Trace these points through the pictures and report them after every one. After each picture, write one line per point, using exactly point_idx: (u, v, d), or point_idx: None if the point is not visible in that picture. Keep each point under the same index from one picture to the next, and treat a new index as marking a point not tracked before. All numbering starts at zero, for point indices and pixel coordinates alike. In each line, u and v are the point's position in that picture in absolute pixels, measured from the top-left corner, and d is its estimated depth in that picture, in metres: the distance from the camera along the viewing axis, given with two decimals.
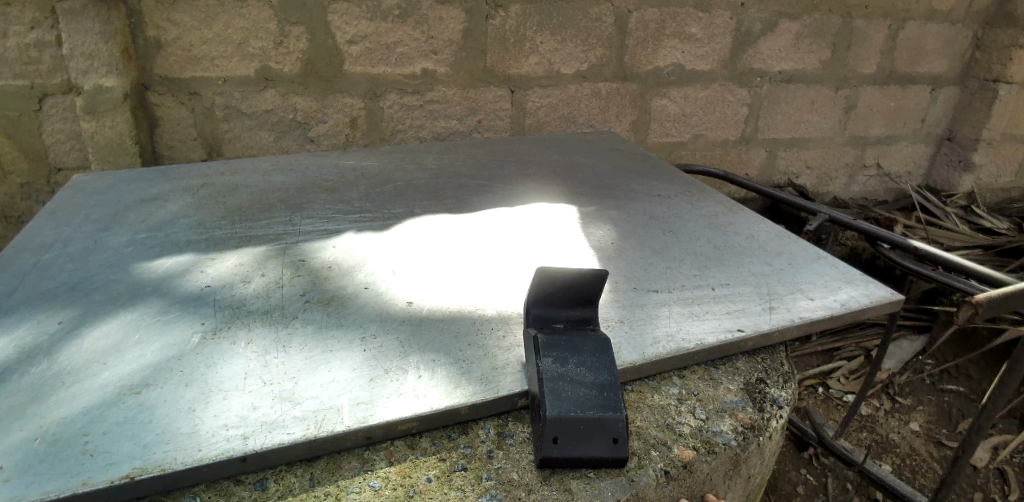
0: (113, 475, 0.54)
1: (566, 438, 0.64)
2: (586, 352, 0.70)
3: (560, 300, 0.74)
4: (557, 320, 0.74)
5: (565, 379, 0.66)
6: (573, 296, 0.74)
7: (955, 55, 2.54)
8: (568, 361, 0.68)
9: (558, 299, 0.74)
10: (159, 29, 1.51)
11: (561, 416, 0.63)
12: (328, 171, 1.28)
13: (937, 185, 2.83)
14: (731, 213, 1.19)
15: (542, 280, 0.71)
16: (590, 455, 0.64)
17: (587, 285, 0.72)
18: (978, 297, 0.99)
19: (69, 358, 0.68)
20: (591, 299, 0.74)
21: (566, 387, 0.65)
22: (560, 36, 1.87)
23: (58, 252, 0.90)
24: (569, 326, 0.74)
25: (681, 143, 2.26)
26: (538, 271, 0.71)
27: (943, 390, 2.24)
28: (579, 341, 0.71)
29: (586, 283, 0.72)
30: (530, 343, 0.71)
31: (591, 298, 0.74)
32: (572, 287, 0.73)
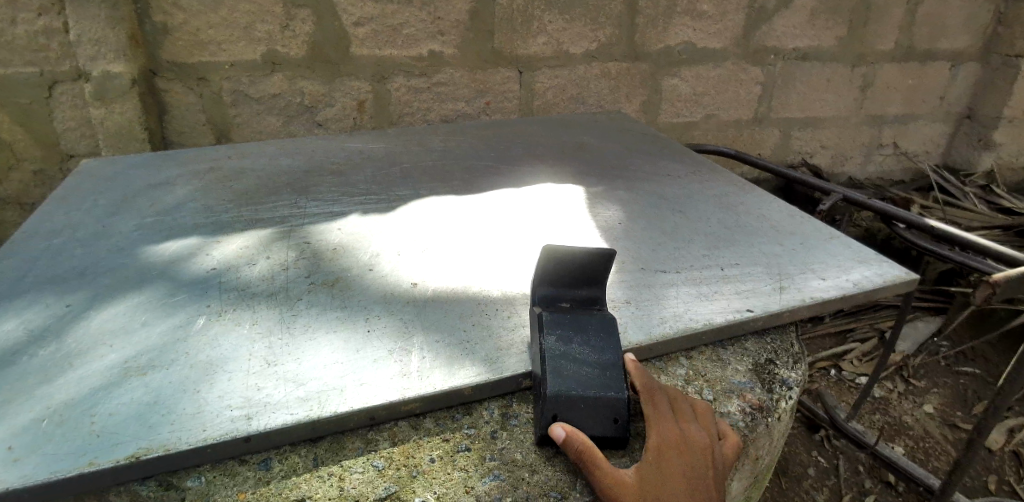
0: (120, 455, 0.55)
1: (566, 416, 0.63)
2: (592, 331, 0.69)
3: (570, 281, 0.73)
4: (563, 299, 0.74)
5: (569, 358, 0.66)
6: (581, 275, 0.73)
7: (977, 30, 2.46)
8: (572, 340, 0.68)
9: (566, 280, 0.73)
10: (166, 14, 1.51)
11: (563, 393, 0.63)
12: (334, 154, 1.27)
13: (956, 165, 2.76)
14: (742, 194, 1.17)
15: (549, 257, 0.70)
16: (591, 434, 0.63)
17: (595, 264, 0.71)
18: (996, 276, 0.97)
19: (77, 339, 0.68)
20: (599, 279, 0.73)
21: (569, 365, 0.65)
22: (568, 15, 1.84)
23: (67, 237, 0.91)
24: (576, 305, 0.73)
25: (693, 123, 2.22)
26: (544, 248, 0.69)
27: (958, 373, 2.21)
28: (585, 320, 0.70)
29: (595, 261, 0.71)
30: (536, 320, 0.70)
31: (600, 278, 0.73)
32: (581, 266, 0.71)
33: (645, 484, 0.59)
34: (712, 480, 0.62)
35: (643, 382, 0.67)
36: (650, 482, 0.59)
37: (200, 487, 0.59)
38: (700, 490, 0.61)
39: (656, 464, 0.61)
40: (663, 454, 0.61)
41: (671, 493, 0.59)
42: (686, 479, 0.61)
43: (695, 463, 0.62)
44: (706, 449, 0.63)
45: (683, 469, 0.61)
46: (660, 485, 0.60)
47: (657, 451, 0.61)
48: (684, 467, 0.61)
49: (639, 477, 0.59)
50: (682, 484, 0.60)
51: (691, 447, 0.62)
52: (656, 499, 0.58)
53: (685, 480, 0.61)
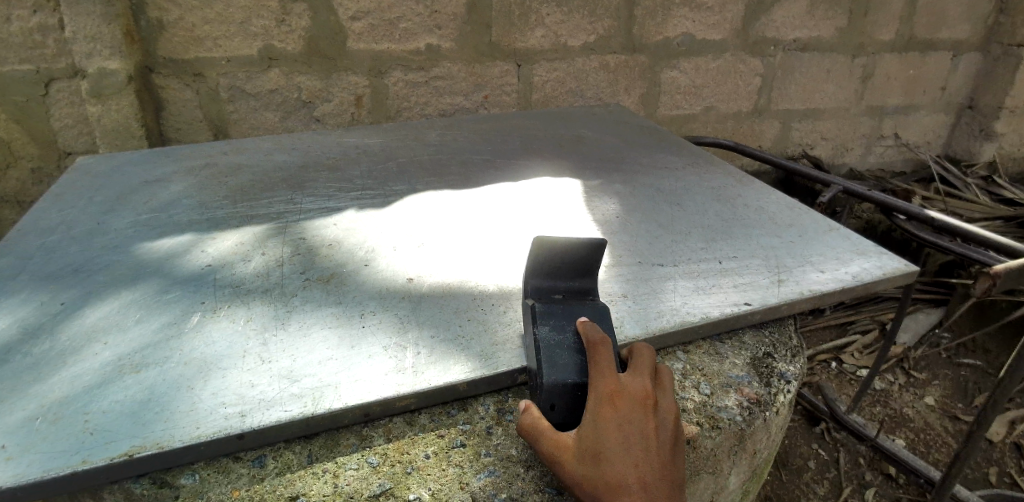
0: (112, 452, 0.55)
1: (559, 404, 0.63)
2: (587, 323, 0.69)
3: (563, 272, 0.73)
4: (556, 291, 0.73)
5: (564, 348, 0.65)
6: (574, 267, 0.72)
7: (979, 19, 2.43)
8: (567, 328, 0.67)
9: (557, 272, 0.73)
10: (161, 9, 1.50)
11: (559, 382, 0.63)
12: (331, 149, 1.26)
13: (957, 155, 2.74)
14: (740, 186, 1.16)
15: (541, 249, 0.70)
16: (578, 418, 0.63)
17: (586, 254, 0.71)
18: (997, 268, 0.97)
19: (70, 337, 0.68)
20: (591, 270, 0.73)
21: (564, 354, 0.65)
22: (566, 7, 1.83)
23: (61, 235, 0.90)
24: (569, 296, 0.73)
25: (693, 115, 2.21)
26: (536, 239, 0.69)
27: (959, 365, 2.21)
28: (578, 309, 0.70)
29: (586, 251, 0.71)
30: (531, 312, 0.70)
31: (592, 268, 0.73)
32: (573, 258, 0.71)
33: (585, 440, 0.58)
34: (657, 431, 0.59)
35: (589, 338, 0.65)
36: (590, 438, 0.58)
37: (194, 485, 0.59)
38: (645, 443, 0.58)
39: (594, 419, 0.59)
40: (599, 407, 0.59)
41: (611, 447, 0.57)
42: (626, 429, 0.58)
43: (637, 415, 0.59)
44: (647, 399, 0.61)
45: (624, 422, 0.59)
46: (597, 440, 0.57)
47: (594, 407, 0.59)
48: (624, 419, 0.59)
49: (579, 435, 0.58)
50: (622, 437, 0.58)
51: (628, 400, 0.60)
52: (599, 456, 0.57)
53: (625, 432, 0.58)
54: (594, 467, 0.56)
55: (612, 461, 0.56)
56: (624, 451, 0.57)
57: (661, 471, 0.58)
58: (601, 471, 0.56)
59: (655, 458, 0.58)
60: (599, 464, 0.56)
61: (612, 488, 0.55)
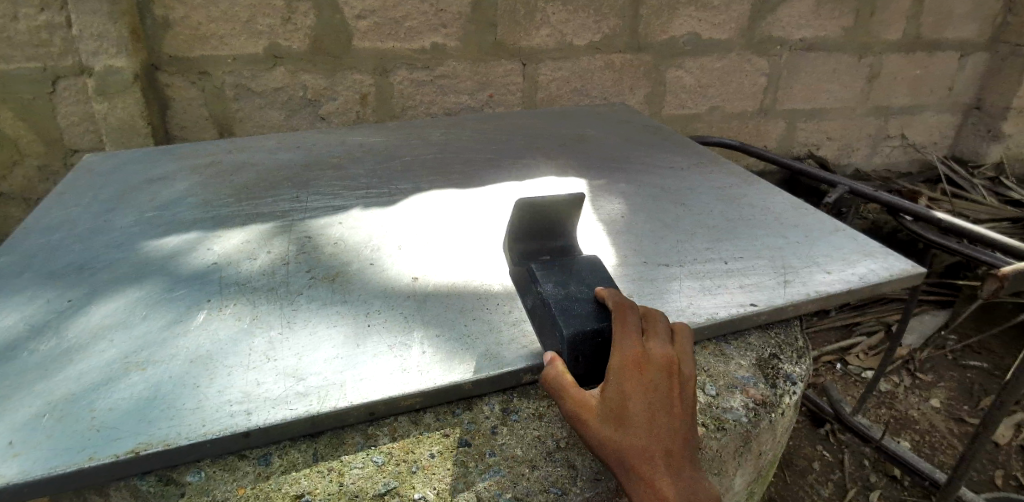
0: (118, 450, 0.55)
1: (580, 354, 0.65)
2: (586, 275, 0.73)
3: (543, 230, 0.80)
4: (541, 253, 0.78)
5: (573, 299, 0.69)
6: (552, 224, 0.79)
7: (986, 19, 2.42)
8: (569, 283, 0.71)
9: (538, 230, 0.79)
10: (166, 7, 1.50)
11: (578, 333, 0.64)
12: (335, 148, 1.26)
13: (964, 156, 2.72)
14: (745, 186, 1.15)
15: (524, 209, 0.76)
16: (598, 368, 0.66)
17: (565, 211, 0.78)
18: (1005, 270, 0.96)
19: (75, 334, 0.68)
20: (567, 226, 0.79)
21: (577, 306, 0.68)
22: (571, 6, 1.82)
23: (66, 232, 0.90)
24: (555, 255, 0.78)
25: (697, 115, 2.20)
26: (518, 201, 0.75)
27: (964, 367, 2.20)
28: (570, 264, 0.75)
29: (559, 209, 0.78)
30: (529, 275, 0.74)
31: (568, 224, 0.79)
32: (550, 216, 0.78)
33: (608, 403, 0.60)
34: (678, 397, 0.62)
35: (613, 303, 0.67)
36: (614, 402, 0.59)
37: (199, 483, 0.59)
38: (667, 408, 0.60)
39: (618, 383, 0.60)
40: (623, 372, 0.61)
41: (634, 412, 0.59)
42: (649, 395, 0.60)
43: (660, 380, 0.61)
44: (670, 365, 0.62)
45: (648, 387, 0.60)
46: (621, 404, 0.59)
47: (618, 371, 0.61)
48: (648, 385, 0.60)
49: (603, 398, 0.60)
50: (646, 401, 0.60)
51: (652, 365, 0.62)
52: (622, 419, 0.59)
53: (648, 399, 0.60)
54: (617, 431, 0.58)
55: (636, 427, 0.58)
56: (648, 416, 0.59)
57: (682, 436, 0.60)
58: (623, 434, 0.58)
59: (676, 424, 0.60)
60: (623, 427, 0.58)
61: (635, 451, 0.57)
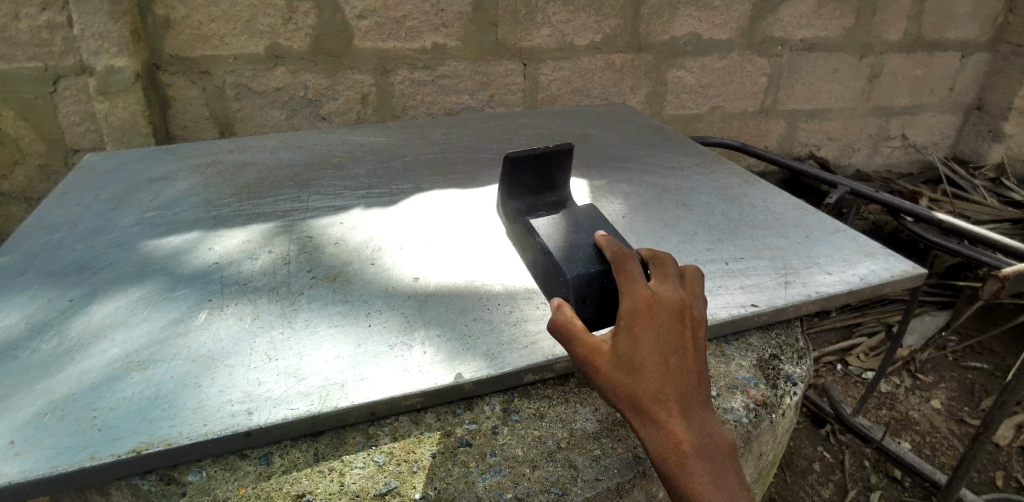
0: (119, 450, 0.55)
1: (587, 295, 0.66)
2: (584, 222, 0.76)
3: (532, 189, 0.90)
4: (538, 206, 0.90)
5: (575, 245, 0.71)
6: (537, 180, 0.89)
7: (988, 19, 2.41)
8: (569, 231, 0.74)
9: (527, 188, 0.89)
10: (167, 7, 1.50)
11: (582, 276, 0.66)
12: (336, 147, 1.26)
13: (965, 156, 2.72)
14: (746, 186, 1.15)
15: (511, 167, 0.86)
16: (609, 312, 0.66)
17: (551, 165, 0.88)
18: (1006, 271, 0.96)
19: (77, 334, 0.68)
20: (558, 180, 0.90)
21: (581, 252, 0.69)
22: (572, 6, 1.82)
23: (68, 231, 0.91)
24: (550, 207, 0.89)
25: (698, 115, 2.20)
26: (505, 160, 0.85)
27: (965, 367, 2.20)
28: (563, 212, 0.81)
29: (548, 165, 0.87)
30: (526, 226, 0.79)
31: (558, 178, 0.89)
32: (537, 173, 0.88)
33: (619, 349, 0.58)
34: (691, 340, 0.60)
35: (618, 250, 0.66)
36: (626, 347, 0.58)
37: (201, 482, 0.60)
38: (681, 352, 0.58)
39: (629, 327, 0.58)
40: (634, 316, 0.59)
41: (647, 356, 0.57)
42: (662, 338, 0.58)
43: (673, 324, 0.59)
44: (682, 308, 0.60)
45: (661, 329, 0.58)
46: (634, 348, 0.57)
47: (630, 314, 0.59)
48: (660, 329, 0.58)
49: (614, 343, 0.58)
50: (659, 346, 0.58)
51: (664, 308, 0.60)
52: (634, 364, 0.57)
53: (661, 342, 0.58)
54: (628, 376, 0.57)
55: (649, 372, 0.57)
56: (661, 361, 0.57)
57: (696, 379, 0.59)
58: (636, 379, 0.57)
59: (689, 368, 0.59)
60: (636, 373, 0.57)
61: (649, 396, 0.56)
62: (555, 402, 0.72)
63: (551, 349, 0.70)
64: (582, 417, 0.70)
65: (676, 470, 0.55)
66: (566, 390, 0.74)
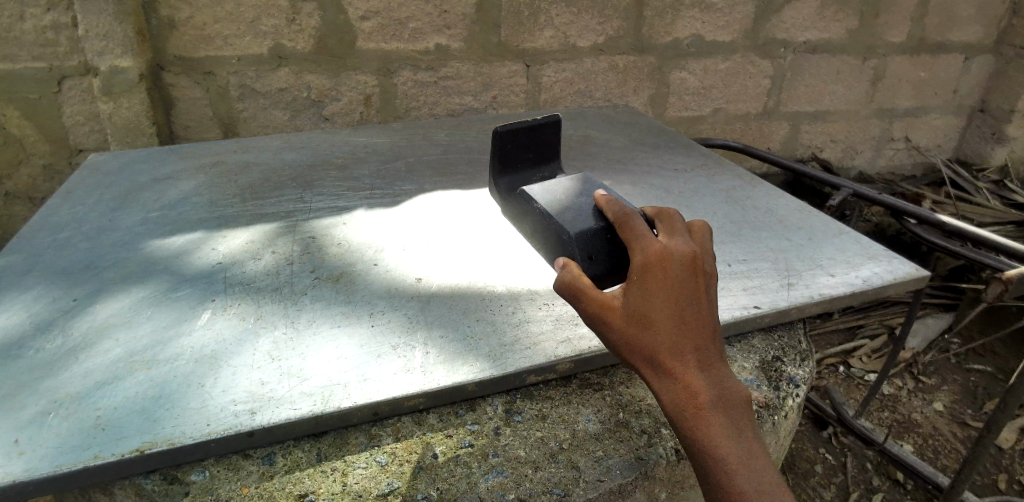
0: (123, 449, 0.55)
1: (593, 251, 0.68)
2: (581, 187, 0.79)
3: (523, 161, 0.94)
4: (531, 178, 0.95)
5: (574, 208, 0.73)
6: (527, 151, 0.93)
7: (992, 21, 2.41)
8: (566, 196, 0.77)
9: (520, 160, 0.94)
10: (171, 7, 1.51)
11: (584, 233, 0.69)
12: (340, 148, 1.27)
13: (968, 159, 2.72)
14: (750, 188, 1.15)
15: (503, 138, 0.89)
16: (619, 269, 0.68)
17: (541, 136, 0.93)
18: (1009, 273, 0.96)
19: (81, 333, 0.68)
20: (548, 151, 0.96)
21: (581, 213, 0.72)
22: (575, 8, 1.82)
23: (73, 231, 0.91)
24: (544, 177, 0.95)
25: (701, 117, 2.21)
26: (496, 132, 0.88)
27: (968, 370, 2.19)
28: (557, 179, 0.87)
29: (537, 137, 0.93)
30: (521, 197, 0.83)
31: (547, 149, 0.95)
32: (528, 143, 0.93)
33: (632, 303, 0.58)
34: (704, 293, 0.59)
35: (621, 210, 0.68)
36: (638, 301, 0.58)
37: (204, 482, 0.60)
38: (695, 306, 0.58)
39: (640, 281, 0.58)
40: (645, 272, 0.59)
41: (659, 309, 0.57)
42: (675, 290, 0.58)
43: (685, 276, 0.59)
44: (692, 260, 0.60)
45: (673, 281, 0.58)
46: (648, 304, 0.57)
47: (641, 269, 0.59)
48: (673, 281, 0.58)
49: (626, 299, 0.58)
50: (673, 300, 0.57)
51: (675, 261, 0.59)
52: (647, 317, 0.57)
53: (674, 295, 0.58)
54: (642, 330, 0.57)
55: (662, 325, 0.57)
56: (676, 315, 0.57)
57: (710, 331, 0.59)
58: (649, 333, 0.57)
59: (703, 320, 0.58)
60: (650, 328, 0.57)
61: (665, 350, 0.56)
62: (557, 403, 0.72)
63: (553, 350, 0.70)
64: (584, 419, 0.70)
65: (694, 423, 0.56)
66: (568, 390, 0.74)
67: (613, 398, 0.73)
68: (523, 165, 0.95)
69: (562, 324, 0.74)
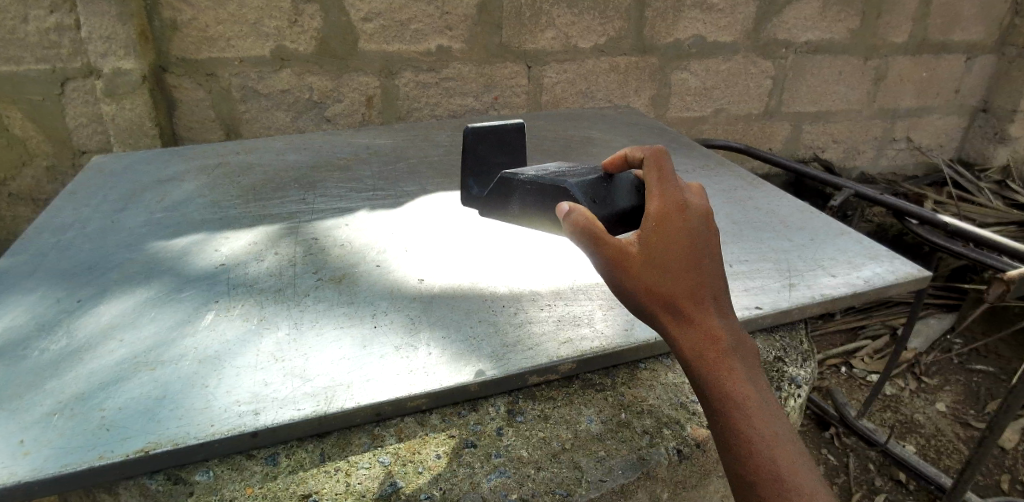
0: (129, 449, 0.55)
1: (604, 197, 0.73)
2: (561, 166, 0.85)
3: (495, 166, 0.94)
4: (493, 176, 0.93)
5: (564, 173, 0.79)
6: (497, 153, 0.94)
7: (994, 21, 2.41)
8: (551, 169, 0.81)
9: (491, 163, 0.93)
10: (175, 9, 1.51)
11: (585, 183, 0.73)
12: (342, 149, 1.27)
13: (970, 159, 2.71)
14: (752, 189, 1.16)
15: (473, 136, 0.92)
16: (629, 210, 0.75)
17: (505, 138, 0.95)
18: (1011, 273, 0.96)
19: (85, 335, 0.69)
20: (512, 151, 0.96)
21: (574, 173, 0.78)
22: (577, 9, 1.82)
23: (79, 231, 0.92)
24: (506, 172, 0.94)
25: (703, 117, 2.21)
26: (467, 130, 0.92)
27: (971, 370, 2.19)
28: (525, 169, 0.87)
29: (502, 136, 0.95)
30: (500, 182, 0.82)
31: (513, 149, 0.96)
32: (498, 147, 0.94)
33: (651, 250, 0.58)
34: (716, 244, 0.61)
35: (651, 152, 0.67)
36: (657, 247, 0.58)
37: (208, 482, 0.61)
38: (709, 255, 0.60)
39: (658, 229, 0.58)
40: (665, 220, 0.59)
41: (678, 256, 0.58)
42: (691, 239, 0.59)
43: (700, 226, 0.60)
44: (708, 213, 0.62)
45: (690, 230, 0.59)
46: (670, 250, 0.58)
47: (658, 217, 0.59)
48: (690, 230, 0.59)
49: (644, 246, 0.58)
50: (693, 249, 0.59)
51: (694, 213, 0.60)
52: (668, 263, 0.57)
53: (691, 244, 0.59)
54: (661, 276, 0.57)
55: (681, 271, 0.58)
56: (693, 262, 0.58)
57: (721, 280, 0.61)
58: (669, 279, 0.57)
59: (716, 269, 0.60)
60: (670, 274, 0.57)
61: (685, 296, 0.58)
62: (559, 403, 0.72)
63: (555, 351, 0.70)
64: (586, 419, 0.70)
65: (713, 368, 0.57)
66: (570, 391, 0.74)
67: (614, 398, 0.74)
68: (494, 170, 0.94)
69: (564, 324, 0.74)
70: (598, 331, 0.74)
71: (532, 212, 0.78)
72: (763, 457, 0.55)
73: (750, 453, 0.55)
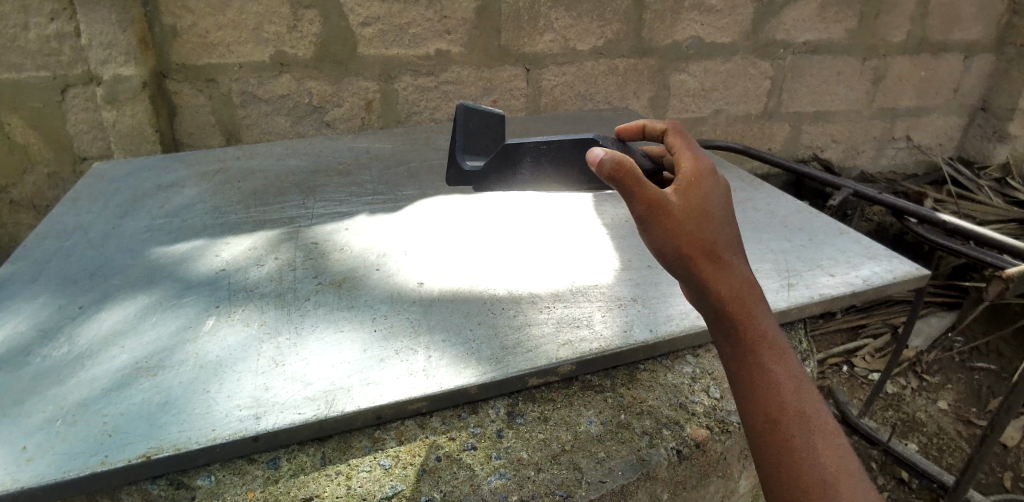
0: (131, 454, 0.56)
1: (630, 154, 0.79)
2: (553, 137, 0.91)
3: (481, 147, 0.96)
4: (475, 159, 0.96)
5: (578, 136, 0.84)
6: (481, 137, 0.96)
7: (992, 20, 2.41)
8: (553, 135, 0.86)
9: (474, 146, 0.95)
10: (175, 16, 1.52)
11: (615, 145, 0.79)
12: (342, 153, 1.28)
13: (969, 157, 2.71)
14: (752, 189, 1.16)
15: (461, 118, 0.93)
16: (656, 169, 0.78)
17: (488, 124, 0.95)
18: (1009, 271, 0.96)
19: (87, 341, 0.69)
20: (494, 138, 0.96)
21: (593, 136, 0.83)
22: (575, 11, 1.83)
23: (80, 237, 0.92)
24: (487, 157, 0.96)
25: (702, 118, 2.21)
26: (457, 107, 0.92)
27: (972, 369, 2.17)
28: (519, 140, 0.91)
29: (487, 122, 0.95)
30: (505, 152, 0.85)
31: (495, 135, 0.96)
32: (482, 132, 0.95)
33: (690, 200, 0.61)
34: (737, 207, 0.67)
35: (671, 123, 0.76)
36: (695, 199, 0.62)
37: (210, 486, 0.61)
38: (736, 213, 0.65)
39: (695, 184, 0.63)
40: (699, 177, 0.64)
41: (713, 207, 0.62)
42: (723, 197, 0.64)
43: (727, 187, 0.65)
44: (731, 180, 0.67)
45: (721, 189, 0.64)
46: (705, 203, 0.62)
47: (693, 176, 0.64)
48: (721, 189, 0.64)
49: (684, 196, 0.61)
50: (723, 204, 0.63)
51: (723, 175, 0.66)
52: (705, 212, 0.61)
53: (723, 200, 0.63)
54: (700, 223, 0.61)
55: (717, 222, 0.62)
56: (726, 216, 0.63)
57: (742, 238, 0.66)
58: (708, 227, 0.61)
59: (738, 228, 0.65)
60: (708, 223, 0.61)
61: (722, 246, 0.61)
62: (559, 405, 0.72)
63: (554, 353, 0.71)
64: (586, 421, 0.71)
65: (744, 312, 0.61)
66: (570, 393, 0.74)
67: (614, 399, 0.74)
68: (478, 153, 0.96)
69: (563, 326, 0.75)
70: (597, 332, 0.74)
71: (547, 177, 0.83)
72: (787, 394, 0.60)
73: (774, 390, 0.60)
